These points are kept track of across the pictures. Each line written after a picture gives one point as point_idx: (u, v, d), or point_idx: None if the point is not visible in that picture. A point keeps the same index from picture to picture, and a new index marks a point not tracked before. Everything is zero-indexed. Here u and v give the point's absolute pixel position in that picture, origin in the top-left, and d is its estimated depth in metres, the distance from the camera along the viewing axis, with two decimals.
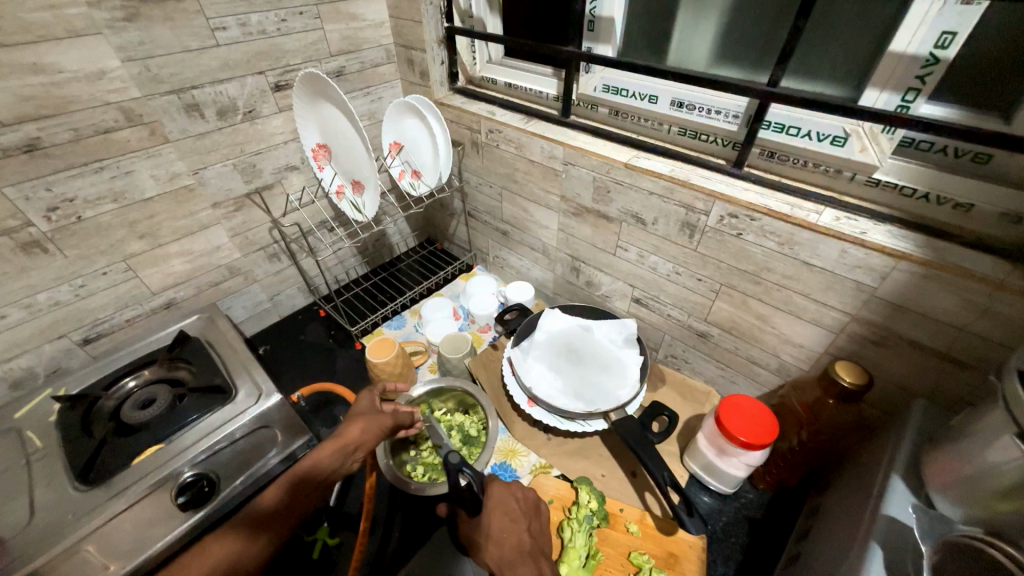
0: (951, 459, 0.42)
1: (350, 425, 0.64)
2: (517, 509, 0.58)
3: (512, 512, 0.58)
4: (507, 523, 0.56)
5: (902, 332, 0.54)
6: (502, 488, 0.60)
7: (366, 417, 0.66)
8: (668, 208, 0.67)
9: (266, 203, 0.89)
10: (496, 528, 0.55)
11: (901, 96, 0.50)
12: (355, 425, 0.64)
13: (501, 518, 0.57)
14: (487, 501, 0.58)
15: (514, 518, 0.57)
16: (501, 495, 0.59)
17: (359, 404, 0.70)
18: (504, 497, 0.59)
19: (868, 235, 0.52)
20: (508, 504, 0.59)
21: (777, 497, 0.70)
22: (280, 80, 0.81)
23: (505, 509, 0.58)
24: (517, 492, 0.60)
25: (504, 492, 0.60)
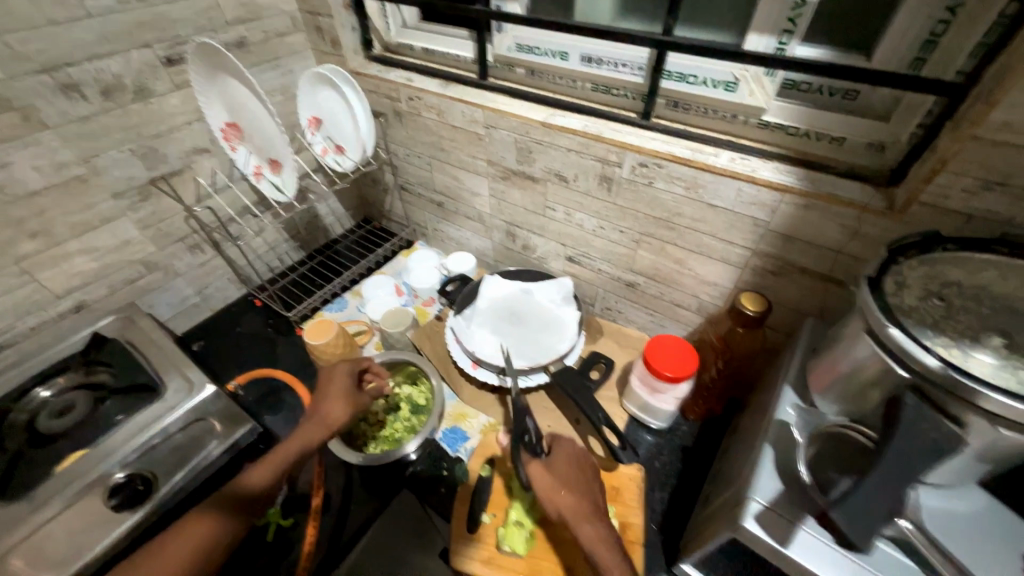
0: (826, 364, 0.46)
1: (333, 406, 0.67)
2: (587, 474, 0.63)
3: (584, 473, 0.63)
4: (578, 480, 0.61)
5: (793, 260, 0.59)
6: (578, 452, 0.66)
7: (344, 395, 0.69)
8: (586, 163, 0.69)
9: (176, 190, 0.83)
10: (568, 481, 0.61)
11: (777, 39, 0.53)
12: (338, 407, 0.67)
13: (572, 475, 0.62)
14: (562, 458, 0.65)
15: (582, 477, 0.62)
16: (575, 456, 0.65)
17: (332, 379, 0.70)
18: (579, 461, 0.65)
19: (758, 172, 0.56)
20: (580, 461, 0.65)
21: (706, 426, 0.76)
22: (171, 53, 0.74)
23: (579, 469, 0.63)
24: (592, 463, 0.65)
25: (578, 456, 0.65)
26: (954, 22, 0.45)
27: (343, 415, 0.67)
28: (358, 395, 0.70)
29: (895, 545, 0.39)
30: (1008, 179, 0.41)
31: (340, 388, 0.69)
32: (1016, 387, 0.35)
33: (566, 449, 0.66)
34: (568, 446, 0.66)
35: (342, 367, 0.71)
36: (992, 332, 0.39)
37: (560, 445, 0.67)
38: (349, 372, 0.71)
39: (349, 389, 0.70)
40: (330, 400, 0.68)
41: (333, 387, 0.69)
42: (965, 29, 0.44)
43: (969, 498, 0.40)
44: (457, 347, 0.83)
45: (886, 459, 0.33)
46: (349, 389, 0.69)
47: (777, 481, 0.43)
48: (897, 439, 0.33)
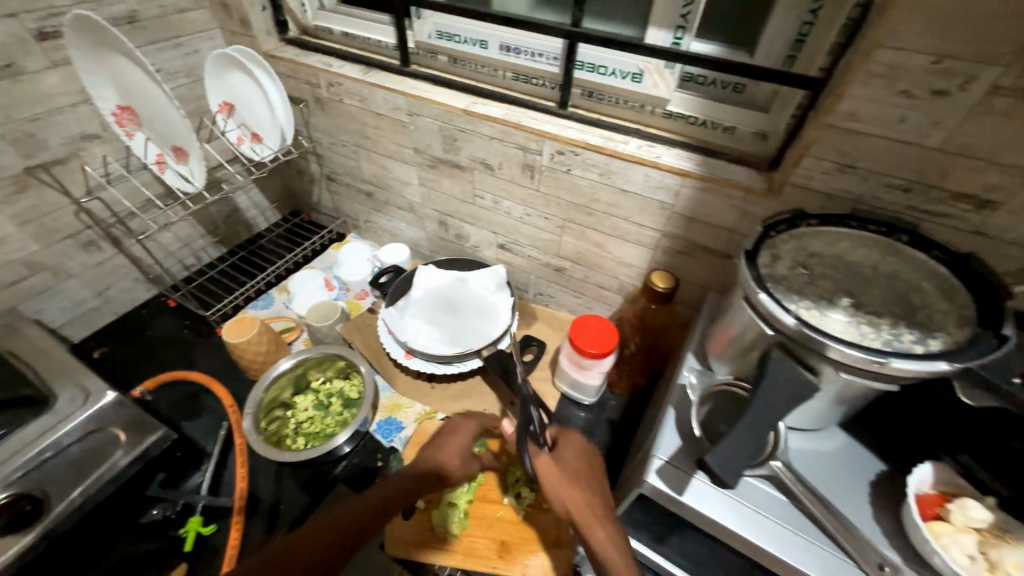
0: (719, 332, 0.51)
1: (457, 459, 0.60)
2: (594, 470, 0.57)
3: (592, 469, 0.57)
4: (585, 475, 0.55)
5: (696, 240, 0.65)
6: (585, 446, 0.60)
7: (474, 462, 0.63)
8: (509, 151, 0.71)
9: (61, 180, 0.74)
10: (575, 476, 0.55)
11: (673, 33, 0.57)
12: (462, 463, 0.60)
13: (578, 470, 0.56)
14: (569, 451, 0.58)
15: (589, 473, 0.56)
16: (581, 450, 0.59)
17: (461, 426, 0.64)
18: (585, 455, 0.59)
19: (661, 158, 0.60)
20: (586, 459, 0.58)
21: (632, 399, 0.81)
22: (44, 26, 0.66)
23: (586, 465, 0.57)
24: (596, 459, 0.59)
25: (583, 449, 0.59)
26: (817, 23, 0.51)
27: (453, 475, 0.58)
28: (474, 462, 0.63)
29: (769, 483, 0.44)
30: (856, 162, 0.48)
31: (467, 439, 0.63)
32: (858, 338, 0.41)
33: (573, 442, 0.60)
34: (577, 440, 0.60)
35: (473, 420, 0.65)
36: (842, 293, 0.45)
37: (564, 437, 0.61)
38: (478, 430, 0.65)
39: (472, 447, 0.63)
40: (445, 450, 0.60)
41: (462, 435, 0.63)
42: (824, 28, 0.50)
43: (831, 438, 0.47)
44: (391, 338, 0.83)
45: (754, 406, 0.38)
46: (473, 448, 0.63)
47: (677, 438, 0.47)
48: (764, 390, 0.38)
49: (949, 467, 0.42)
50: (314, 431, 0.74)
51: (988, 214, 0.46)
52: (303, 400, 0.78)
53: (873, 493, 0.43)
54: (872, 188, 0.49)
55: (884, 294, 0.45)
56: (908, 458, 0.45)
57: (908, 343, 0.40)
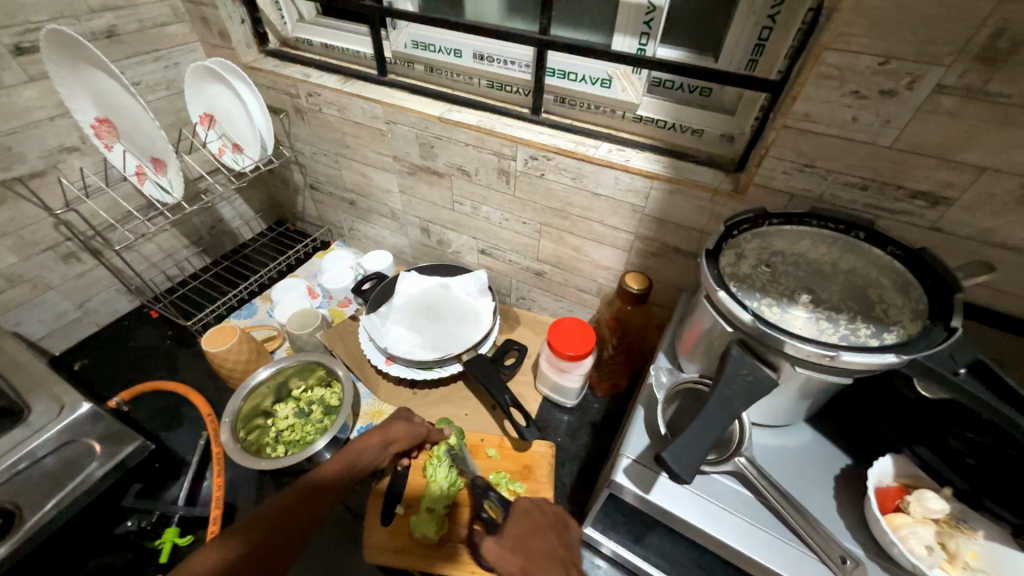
0: (688, 331, 0.52)
1: (391, 427, 0.63)
2: (544, 522, 0.54)
3: (544, 528, 0.53)
4: (533, 531, 0.53)
5: (668, 242, 0.66)
6: (529, 502, 0.57)
7: (411, 429, 0.65)
8: (484, 157, 0.71)
9: (39, 193, 0.75)
10: (523, 538, 0.52)
11: (638, 40, 0.59)
12: (397, 432, 0.63)
13: (526, 528, 0.53)
14: (515, 519, 0.55)
15: (541, 529, 0.53)
16: (529, 511, 0.56)
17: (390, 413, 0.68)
18: (531, 512, 0.56)
19: (631, 162, 0.61)
20: (534, 515, 0.55)
21: (614, 401, 0.81)
22: (21, 41, 0.67)
23: (532, 524, 0.54)
24: (557, 518, 0.55)
25: (531, 507, 0.56)
26: (775, 28, 0.52)
27: (384, 444, 0.61)
28: (417, 427, 0.66)
29: (734, 479, 0.45)
30: (814, 162, 0.49)
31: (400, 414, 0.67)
32: (817, 334, 0.42)
33: (519, 506, 0.57)
34: (520, 503, 0.57)
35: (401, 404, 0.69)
36: (803, 290, 0.46)
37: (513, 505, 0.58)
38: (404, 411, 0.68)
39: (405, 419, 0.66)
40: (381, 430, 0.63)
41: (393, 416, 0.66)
42: (782, 33, 0.51)
43: (797, 435, 0.48)
44: (372, 345, 0.83)
45: (713, 403, 0.39)
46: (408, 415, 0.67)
47: (646, 437, 0.47)
48: (720, 385, 0.39)
49: (908, 460, 0.43)
50: (295, 438, 0.74)
51: (942, 210, 0.47)
52: (285, 408, 0.78)
53: (837, 485, 0.44)
54: (832, 187, 0.50)
55: (843, 290, 0.46)
56: (870, 451, 0.46)
57: (864, 337, 0.41)
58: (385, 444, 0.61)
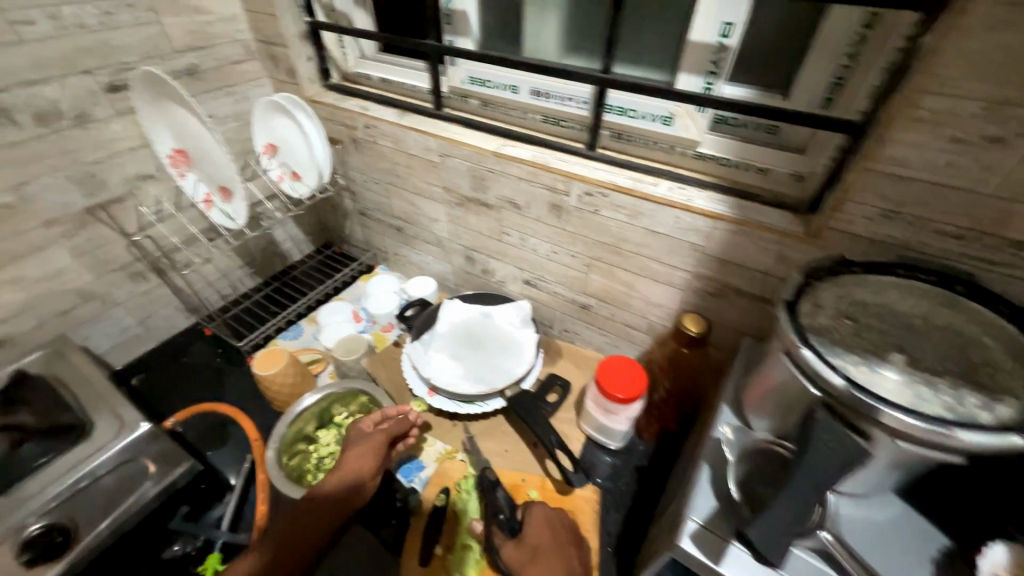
0: (760, 383, 0.47)
1: (347, 457, 0.64)
2: (553, 525, 0.63)
3: (558, 539, 0.62)
4: (553, 548, 0.60)
5: (729, 283, 0.63)
6: (543, 510, 0.65)
7: (368, 443, 0.65)
8: (536, 191, 0.71)
9: (117, 218, 0.80)
10: (533, 537, 0.61)
11: (704, 78, 0.58)
12: (353, 456, 0.64)
13: (536, 528, 0.62)
14: (533, 525, 0.63)
15: (551, 532, 0.62)
16: (547, 518, 0.64)
17: (350, 434, 0.68)
18: (547, 520, 0.64)
19: (693, 201, 0.59)
20: (547, 523, 0.63)
21: (662, 444, 0.77)
22: (115, 80, 0.73)
23: (551, 532, 0.63)
24: (566, 524, 0.64)
25: (548, 518, 0.64)
26: (854, 67, 0.49)
27: (350, 470, 0.62)
28: (375, 436, 0.66)
29: (817, 554, 0.41)
30: (900, 209, 0.46)
31: (356, 436, 0.67)
32: (915, 403, 0.38)
33: (537, 513, 0.64)
34: (534, 507, 0.66)
35: (357, 424, 0.69)
36: (893, 348, 0.42)
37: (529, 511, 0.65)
38: (360, 426, 0.69)
39: (362, 436, 0.67)
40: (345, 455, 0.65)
41: (350, 441, 0.67)
42: (864, 72, 0.49)
43: (885, 504, 0.43)
44: (416, 375, 0.82)
45: (797, 475, 0.36)
46: (363, 433, 0.67)
47: (713, 500, 0.45)
48: (811, 451, 0.36)
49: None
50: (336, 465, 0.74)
51: None
52: (326, 434, 0.78)
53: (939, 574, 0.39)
54: (920, 235, 0.47)
55: (939, 349, 0.42)
56: (975, 535, 0.41)
57: (971, 408, 0.37)
58: (349, 468, 0.62)
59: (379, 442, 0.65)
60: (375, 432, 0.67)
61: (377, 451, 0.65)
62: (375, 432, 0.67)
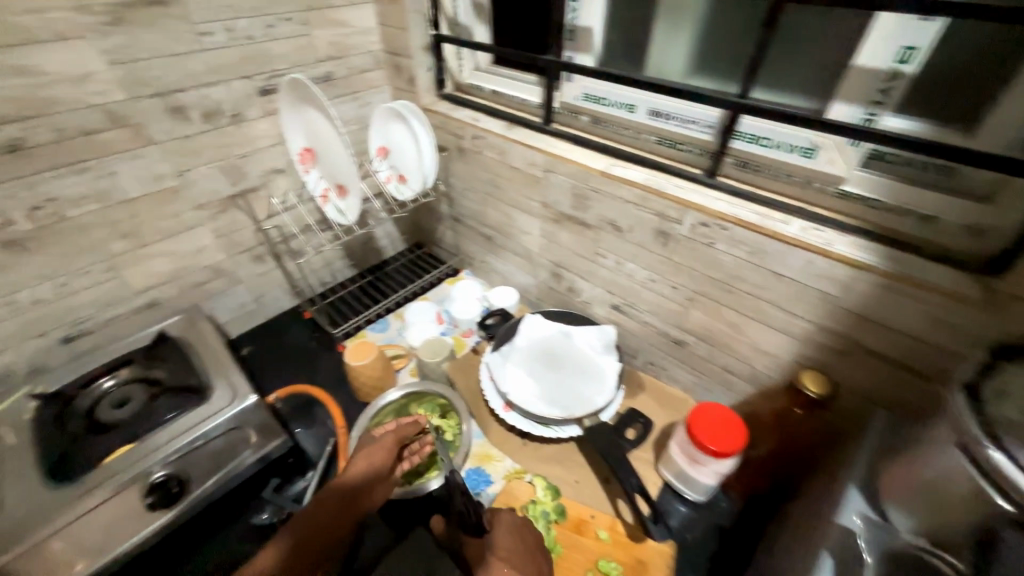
0: (909, 467, 0.40)
1: (358, 460, 0.65)
2: (521, 533, 0.61)
3: (522, 546, 0.59)
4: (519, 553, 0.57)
5: (867, 343, 0.54)
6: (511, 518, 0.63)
7: (378, 445, 0.66)
8: (643, 216, 0.67)
9: (251, 205, 0.90)
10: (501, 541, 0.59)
11: (864, 109, 0.50)
12: (365, 457, 0.65)
13: (506, 534, 0.60)
14: (500, 531, 0.60)
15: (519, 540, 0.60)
16: (512, 526, 0.62)
17: (363, 442, 0.70)
18: (515, 527, 0.61)
19: (834, 246, 0.52)
20: (514, 531, 0.61)
21: (749, 505, 0.68)
22: (267, 84, 0.82)
23: (517, 539, 0.60)
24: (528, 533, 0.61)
25: (516, 527, 0.61)
26: None
27: (361, 470, 0.63)
28: (386, 438, 0.67)
29: None
30: None
31: (368, 442, 0.69)
32: None
33: (504, 521, 0.62)
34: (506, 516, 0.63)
35: (369, 433, 0.71)
36: None
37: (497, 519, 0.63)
38: (371, 434, 0.70)
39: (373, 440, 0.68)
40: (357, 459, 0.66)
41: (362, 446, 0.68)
42: None
43: None
44: (491, 387, 0.81)
45: None
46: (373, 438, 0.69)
47: None
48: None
49: None
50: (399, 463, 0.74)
51: None
52: None
53: None
54: None
55: None
56: None
57: None
58: (359, 468, 0.63)
59: (388, 444, 0.66)
60: (385, 434, 0.68)
61: (388, 452, 0.65)
62: (386, 435, 0.68)
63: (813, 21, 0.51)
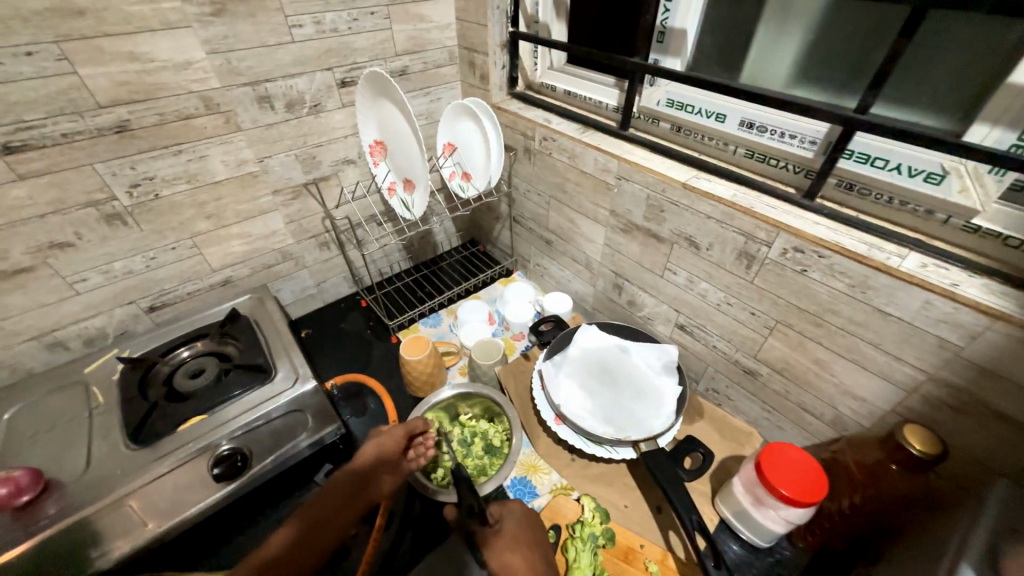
0: None
1: (365, 448, 0.64)
2: (530, 524, 0.58)
3: (533, 535, 0.56)
4: (527, 540, 0.54)
5: (989, 401, 0.47)
6: (521, 509, 0.60)
7: (387, 436, 0.65)
8: (725, 234, 0.63)
9: (322, 193, 0.92)
10: (512, 532, 0.55)
11: (1017, 134, 0.43)
12: (371, 447, 0.64)
13: (517, 524, 0.57)
14: (510, 522, 0.57)
15: (528, 531, 0.56)
16: (522, 517, 0.58)
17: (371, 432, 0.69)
18: (525, 518, 0.58)
19: (960, 287, 0.46)
20: (523, 521, 0.58)
21: (818, 559, 0.64)
22: (346, 76, 0.83)
23: (527, 528, 0.57)
24: (538, 525, 0.58)
25: (525, 517, 0.58)
26: None
27: (367, 458, 0.63)
28: (393, 429, 0.66)
29: None
30: None
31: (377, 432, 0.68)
32: None
33: (513, 513, 0.59)
34: (515, 509, 0.60)
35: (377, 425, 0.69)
36: None
37: (507, 511, 0.60)
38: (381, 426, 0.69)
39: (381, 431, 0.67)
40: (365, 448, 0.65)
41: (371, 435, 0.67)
42: None
43: None
44: (544, 396, 0.79)
45: None
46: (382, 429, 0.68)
47: None
48: None
49: None
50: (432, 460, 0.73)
51: None
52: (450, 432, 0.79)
53: None
54: None
55: None
56: None
57: None
58: (365, 456, 0.63)
59: (398, 436, 0.65)
60: (395, 426, 0.67)
61: (398, 444, 0.65)
62: (395, 427, 0.67)
63: (972, 31, 0.45)
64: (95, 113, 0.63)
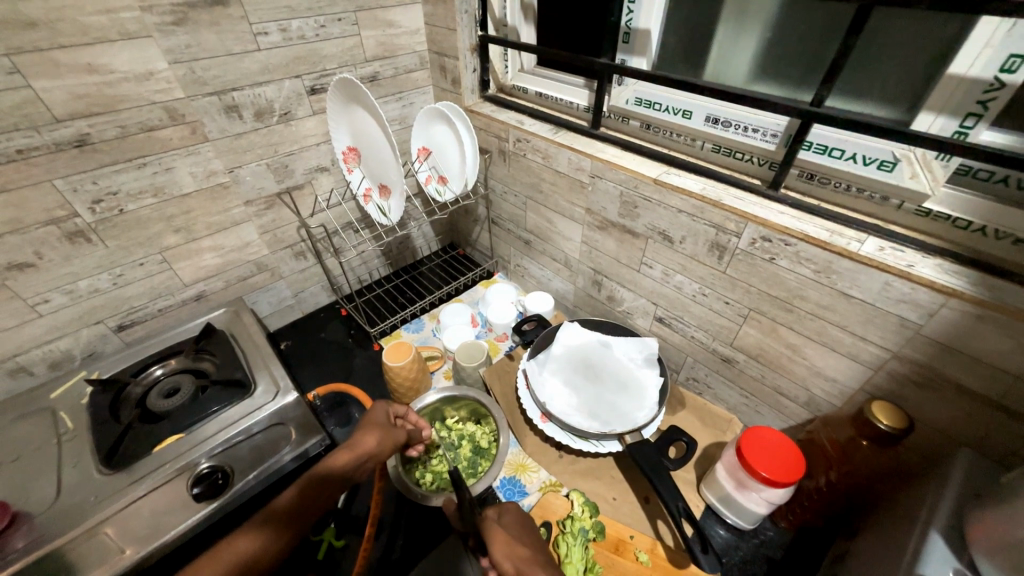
0: (1002, 522, 0.35)
1: (364, 440, 0.62)
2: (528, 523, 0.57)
3: (530, 532, 0.55)
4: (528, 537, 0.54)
5: (950, 375, 0.50)
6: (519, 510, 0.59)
7: (389, 436, 0.64)
8: (697, 227, 0.64)
9: (295, 203, 0.91)
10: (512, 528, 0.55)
11: (959, 121, 0.46)
12: (370, 440, 0.62)
13: (516, 522, 0.56)
14: (511, 519, 0.57)
15: (526, 527, 0.56)
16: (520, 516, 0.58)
17: (370, 414, 0.67)
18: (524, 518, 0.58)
19: (916, 268, 0.48)
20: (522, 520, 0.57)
21: (801, 538, 0.66)
22: (316, 84, 0.83)
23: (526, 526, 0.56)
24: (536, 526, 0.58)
25: (523, 517, 0.58)
26: None
27: (363, 453, 0.61)
28: (396, 432, 0.66)
29: None
30: None
31: (375, 422, 0.66)
32: None
33: (512, 512, 0.59)
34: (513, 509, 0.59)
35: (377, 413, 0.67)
36: None
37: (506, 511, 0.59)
38: (383, 412, 0.68)
39: (382, 424, 0.66)
40: (363, 434, 0.63)
41: (371, 421, 0.66)
42: None
43: None
44: (529, 396, 0.79)
45: None
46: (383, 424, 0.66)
47: None
48: None
49: None
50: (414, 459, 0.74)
51: None
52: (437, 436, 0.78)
53: None
54: None
55: None
56: None
57: None
58: (362, 449, 0.61)
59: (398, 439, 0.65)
60: (398, 428, 0.67)
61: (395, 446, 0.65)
62: (398, 429, 0.67)
63: (914, 27, 0.47)
64: (52, 127, 0.61)
